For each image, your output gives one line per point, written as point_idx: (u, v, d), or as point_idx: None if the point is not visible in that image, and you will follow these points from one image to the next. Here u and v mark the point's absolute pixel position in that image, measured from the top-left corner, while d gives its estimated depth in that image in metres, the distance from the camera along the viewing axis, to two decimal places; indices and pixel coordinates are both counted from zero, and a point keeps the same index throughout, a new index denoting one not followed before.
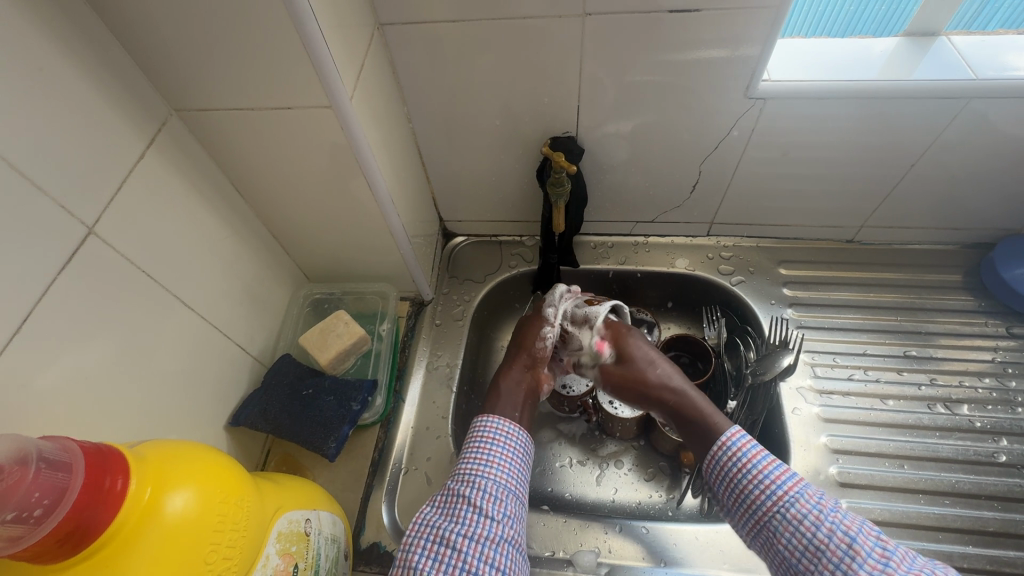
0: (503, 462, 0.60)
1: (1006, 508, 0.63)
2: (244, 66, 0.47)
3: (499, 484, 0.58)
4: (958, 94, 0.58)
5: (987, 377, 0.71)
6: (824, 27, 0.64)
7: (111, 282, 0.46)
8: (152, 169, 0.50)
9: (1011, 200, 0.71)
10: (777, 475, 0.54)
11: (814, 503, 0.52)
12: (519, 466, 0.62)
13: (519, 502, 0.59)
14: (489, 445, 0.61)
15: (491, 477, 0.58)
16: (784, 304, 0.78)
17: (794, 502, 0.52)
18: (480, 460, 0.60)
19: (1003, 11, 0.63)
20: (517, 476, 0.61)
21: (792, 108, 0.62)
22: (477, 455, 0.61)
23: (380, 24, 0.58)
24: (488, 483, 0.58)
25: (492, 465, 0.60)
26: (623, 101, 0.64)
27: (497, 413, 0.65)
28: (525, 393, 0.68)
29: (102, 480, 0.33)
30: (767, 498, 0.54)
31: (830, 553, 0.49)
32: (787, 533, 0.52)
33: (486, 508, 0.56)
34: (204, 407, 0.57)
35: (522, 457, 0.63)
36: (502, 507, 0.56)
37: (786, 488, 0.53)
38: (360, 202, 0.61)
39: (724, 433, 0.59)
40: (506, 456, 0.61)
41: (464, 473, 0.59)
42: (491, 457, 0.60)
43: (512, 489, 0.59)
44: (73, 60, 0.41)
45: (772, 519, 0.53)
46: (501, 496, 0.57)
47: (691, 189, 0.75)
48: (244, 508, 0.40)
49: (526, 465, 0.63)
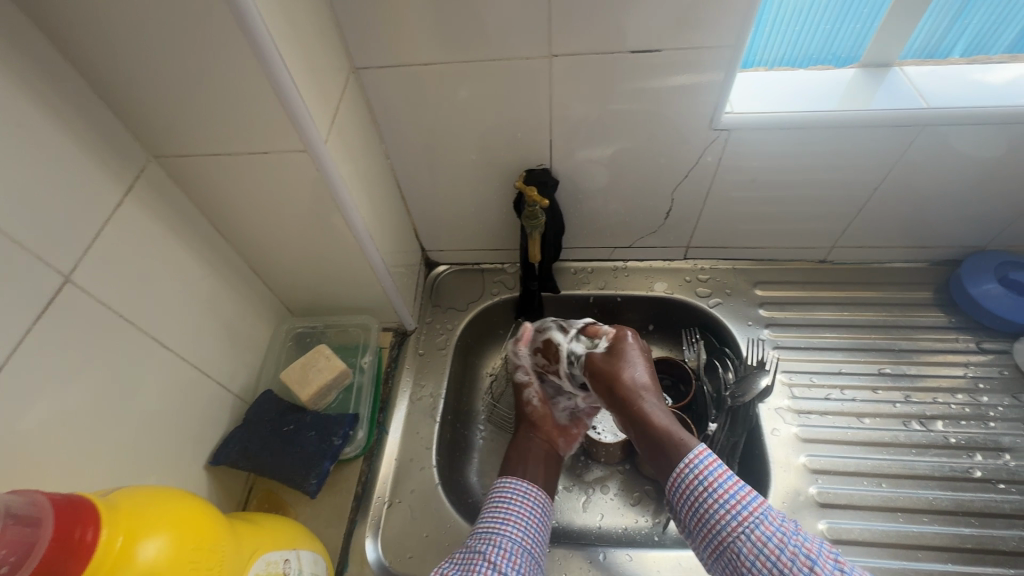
0: (523, 521, 0.61)
1: (983, 524, 0.64)
2: (221, 114, 0.48)
3: (515, 541, 0.59)
4: (912, 122, 0.61)
5: (960, 393, 0.73)
6: (802, 47, 0.66)
7: (88, 327, 0.46)
8: (130, 214, 0.51)
9: (974, 219, 0.73)
10: (736, 503, 0.54)
11: (771, 531, 0.51)
12: (537, 525, 0.62)
13: (537, 565, 0.59)
14: (510, 502, 0.63)
15: (509, 534, 0.59)
16: (761, 325, 0.79)
17: (759, 524, 0.52)
18: (499, 517, 0.61)
19: (971, 29, 0.64)
20: (537, 537, 0.61)
21: (755, 138, 0.64)
22: (497, 513, 0.62)
23: (355, 68, 0.60)
24: (505, 540, 0.58)
25: (511, 522, 0.61)
26: (593, 134, 0.66)
27: (512, 477, 0.66)
28: (534, 454, 0.69)
29: (72, 531, 0.34)
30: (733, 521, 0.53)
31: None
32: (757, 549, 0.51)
33: (501, 565, 0.56)
34: (184, 448, 0.57)
35: (542, 519, 0.63)
36: (517, 564, 0.56)
37: (751, 509, 0.53)
38: (339, 238, 0.63)
39: (686, 453, 0.58)
40: (524, 514, 0.62)
41: (484, 531, 0.60)
42: (509, 515, 0.61)
43: (530, 548, 0.59)
44: (51, 114, 0.43)
45: (736, 542, 0.53)
46: (517, 553, 0.57)
47: (665, 215, 0.77)
48: (218, 553, 0.40)
49: (545, 528, 0.63)
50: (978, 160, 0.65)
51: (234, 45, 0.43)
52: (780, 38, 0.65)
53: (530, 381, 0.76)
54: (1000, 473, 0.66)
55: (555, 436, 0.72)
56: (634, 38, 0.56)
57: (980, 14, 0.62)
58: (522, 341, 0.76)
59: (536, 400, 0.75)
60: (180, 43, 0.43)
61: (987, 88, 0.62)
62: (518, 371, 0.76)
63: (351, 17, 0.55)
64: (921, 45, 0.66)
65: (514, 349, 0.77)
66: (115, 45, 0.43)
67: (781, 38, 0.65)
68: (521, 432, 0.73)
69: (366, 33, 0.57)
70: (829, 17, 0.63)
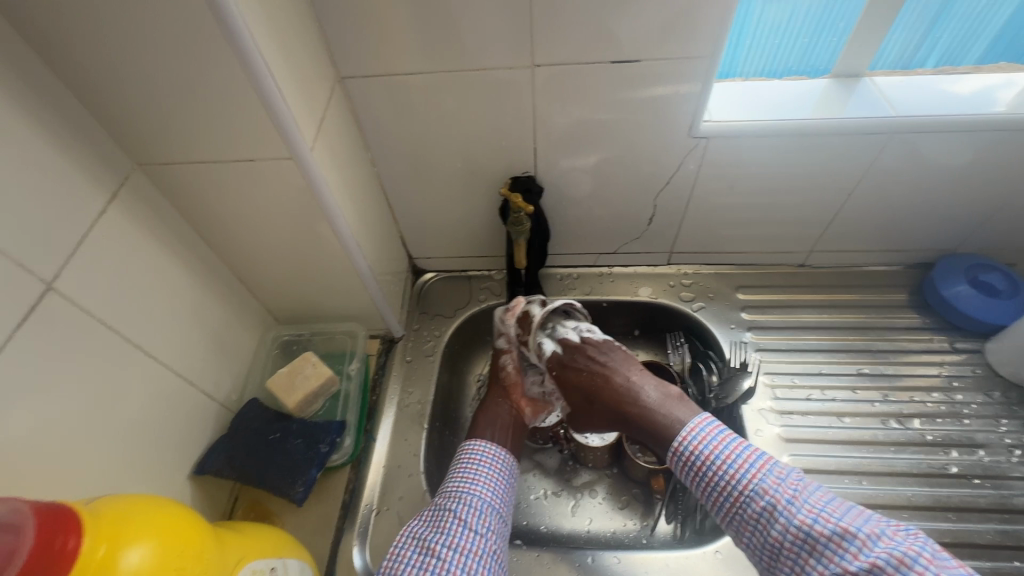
0: (489, 480, 0.63)
1: (960, 518, 0.65)
2: (206, 121, 0.49)
3: (485, 501, 0.60)
4: (883, 130, 0.63)
5: (935, 391, 0.75)
6: (781, 61, 0.68)
7: (70, 335, 0.46)
8: (113, 222, 0.50)
9: (943, 223, 0.76)
10: (735, 471, 0.55)
11: (769, 497, 0.53)
12: (504, 484, 0.64)
13: (503, 520, 0.61)
14: (476, 463, 0.64)
15: (477, 493, 0.61)
16: (743, 328, 0.81)
17: (754, 496, 0.53)
18: (467, 477, 0.62)
19: (942, 43, 0.67)
20: (502, 494, 0.63)
21: (732, 146, 0.66)
22: (463, 473, 0.63)
23: (341, 78, 0.61)
24: (474, 499, 0.60)
25: (478, 482, 0.62)
26: (576, 141, 0.68)
27: (485, 445, 0.66)
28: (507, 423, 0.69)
29: (54, 539, 0.33)
30: (735, 490, 0.55)
31: (787, 549, 0.51)
32: (771, 518, 0.52)
33: (472, 522, 0.57)
34: (166, 458, 0.57)
35: (508, 478, 0.65)
36: (486, 522, 0.58)
37: (749, 476, 0.54)
38: (326, 245, 0.63)
39: (684, 427, 0.60)
40: (492, 476, 0.63)
41: (453, 490, 0.61)
42: (477, 475, 0.63)
43: (496, 507, 0.61)
44: (31, 121, 0.43)
45: (738, 512, 0.54)
46: (485, 511, 0.59)
47: (648, 222, 0.79)
48: (202, 561, 0.40)
49: (511, 487, 0.65)
50: (948, 166, 0.67)
51: (220, 53, 0.43)
52: (763, 54, 0.68)
53: (510, 351, 0.74)
54: (975, 468, 0.68)
55: (524, 406, 0.72)
56: (614, 50, 0.57)
57: (951, 28, 0.65)
58: (509, 310, 0.74)
59: (511, 367, 0.74)
60: (163, 51, 0.43)
61: (954, 98, 0.64)
62: (500, 338, 0.75)
63: (337, 28, 0.56)
64: (894, 59, 0.69)
65: (501, 316, 0.75)
66: (101, 54, 0.43)
67: (762, 51, 0.68)
68: (492, 396, 0.73)
69: (351, 43, 0.58)
70: (808, 31, 0.65)
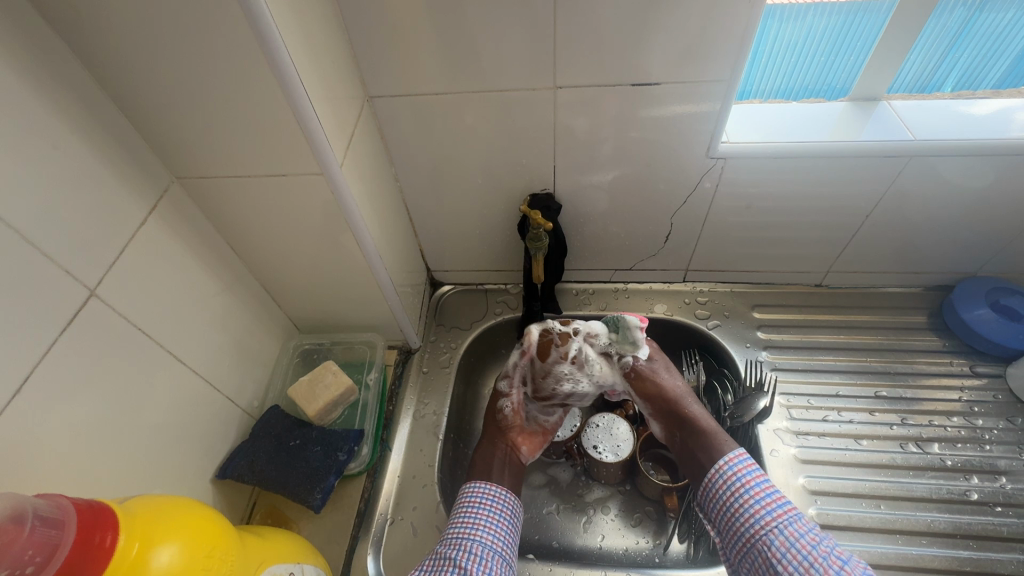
0: (490, 525, 0.63)
1: (981, 546, 0.64)
2: (243, 139, 0.51)
3: (487, 546, 0.61)
4: (899, 153, 0.64)
5: (955, 416, 0.74)
6: (797, 77, 0.69)
7: (108, 339, 0.48)
8: (150, 233, 0.53)
9: (962, 246, 0.76)
10: (770, 500, 0.61)
11: (808, 525, 0.58)
12: (506, 528, 0.64)
13: (507, 565, 0.61)
14: (477, 508, 0.65)
15: (477, 539, 0.61)
16: (759, 347, 0.81)
17: (792, 522, 0.58)
18: (468, 523, 0.63)
19: (963, 64, 0.67)
20: (505, 537, 0.64)
21: (749, 167, 0.67)
22: (465, 518, 0.64)
23: (370, 96, 0.64)
24: (475, 544, 0.60)
25: (479, 527, 0.62)
26: (595, 160, 0.69)
27: (484, 484, 0.68)
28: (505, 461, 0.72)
29: (92, 535, 0.35)
30: (766, 515, 0.60)
31: (822, 569, 0.54)
32: (782, 549, 0.57)
33: (471, 569, 0.58)
34: (191, 461, 0.58)
35: (510, 521, 0.66)
36: (488, 568, 0.59)
37: (783, 508, 0.60)
38: (350, 257, 0.65)
39: (724, 456, 0.65)
40: (493, 519, 0.64)
41: (453, 537, 0.61)
42: (477, 520, 0.63)
43: (499, 551, 0.61)
44: (81, 137, 0.45)
45: (767, 535, 0.59)
46: (487, 557, 0.60)
47: (664, 239, 0.80)
48: (227, 563, 0.42)
49: (513, 529, 0.66)
50: (967, 189, 0.67)
51: (261, 75, 0.46)
52: (779, 72, 0.69)
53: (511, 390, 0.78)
54: (997, 495, 0.67)
55: (521, 443, 0.74)
56: (634, 73, 0.59)
57: (971, 48, 0.65)
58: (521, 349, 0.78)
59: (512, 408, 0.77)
60: (207, 73, 0.46)
61: (972, 122, 0.65)
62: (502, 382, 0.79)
63: (367, 51, 0.59)
64: (912, 80, 0.69)
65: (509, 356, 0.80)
66: (148, 74, 0.46)
67: (777, 68, 0.69)
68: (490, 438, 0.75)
69: (380, 64, 0.60)
70: (822, 51, 0.66)
